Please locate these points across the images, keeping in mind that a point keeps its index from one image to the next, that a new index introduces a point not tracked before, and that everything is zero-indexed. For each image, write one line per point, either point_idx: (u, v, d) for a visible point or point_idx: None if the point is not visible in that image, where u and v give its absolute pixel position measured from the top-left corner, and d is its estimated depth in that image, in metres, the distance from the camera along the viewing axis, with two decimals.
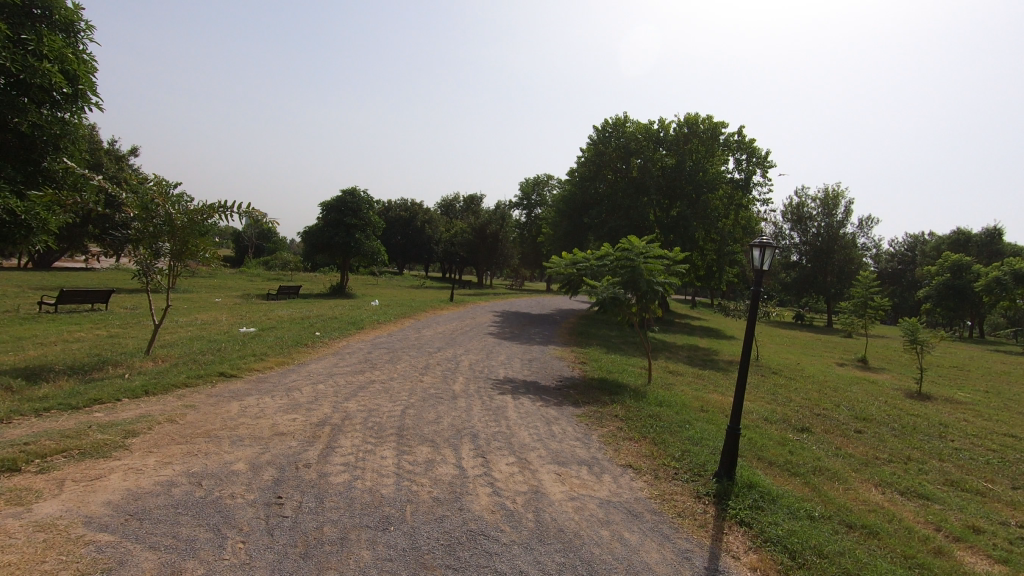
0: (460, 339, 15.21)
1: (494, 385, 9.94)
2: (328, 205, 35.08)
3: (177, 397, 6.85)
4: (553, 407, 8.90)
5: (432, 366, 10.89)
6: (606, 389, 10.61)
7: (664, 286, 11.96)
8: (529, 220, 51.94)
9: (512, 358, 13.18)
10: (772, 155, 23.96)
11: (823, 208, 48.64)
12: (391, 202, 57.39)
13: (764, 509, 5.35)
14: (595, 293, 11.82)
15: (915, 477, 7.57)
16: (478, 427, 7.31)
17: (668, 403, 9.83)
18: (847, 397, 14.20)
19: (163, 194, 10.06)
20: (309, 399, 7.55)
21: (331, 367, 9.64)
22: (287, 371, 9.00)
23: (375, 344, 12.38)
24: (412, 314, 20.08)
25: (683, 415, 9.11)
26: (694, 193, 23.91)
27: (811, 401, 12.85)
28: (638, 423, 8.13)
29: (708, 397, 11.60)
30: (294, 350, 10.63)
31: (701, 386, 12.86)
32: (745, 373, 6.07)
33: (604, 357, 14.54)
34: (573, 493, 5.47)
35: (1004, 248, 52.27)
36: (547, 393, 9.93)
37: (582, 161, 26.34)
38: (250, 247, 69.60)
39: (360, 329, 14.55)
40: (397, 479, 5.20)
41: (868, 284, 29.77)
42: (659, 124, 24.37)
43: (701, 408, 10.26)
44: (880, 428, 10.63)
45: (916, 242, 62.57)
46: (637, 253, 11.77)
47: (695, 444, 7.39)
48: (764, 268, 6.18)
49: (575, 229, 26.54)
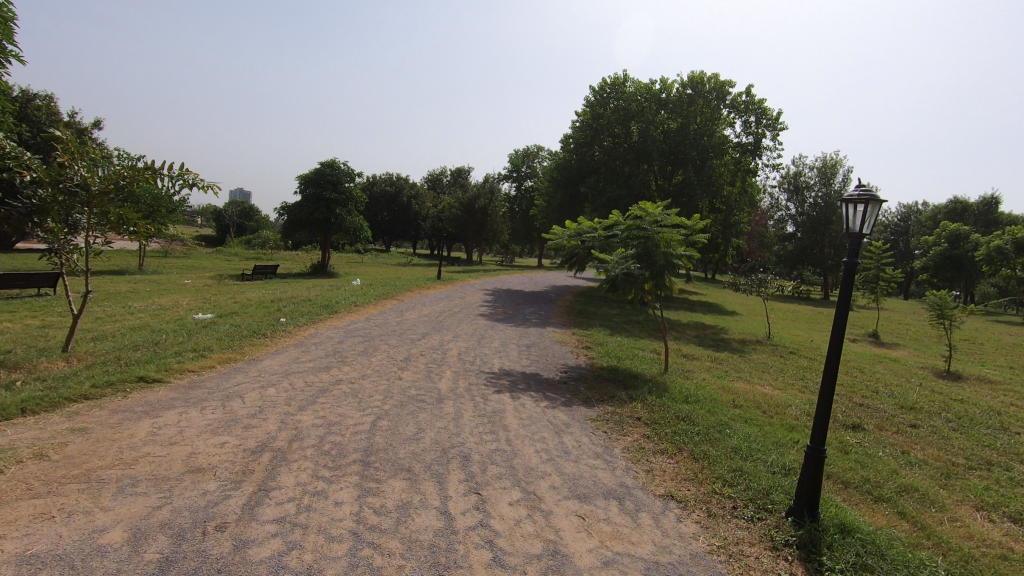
0: (449, 322, 13.53)
1: (489, 381, 8.29)
2: (305, 178, 32.78)
3: (62, 419, 5.07)
4: (562, 409, 7.28)
5: (414, 358, 9.23)
6: (620, 381, 9.00)
7: (683, 260, 10.37)
8: (519, 194, 49.87)
9: (508, 345, 11.54)
10: (784, 117, 22.17)
11: (822, 176, 47.02)
12: (377, 176, 55.22)
13: (875, 570, 3.83)
14: (606, 270, 10.06)
15: (1015, 493, 6.08)
16: (471, 445, 5.65)
17: (695, 399, 8.27)
18: (878, 381, 12.79)
19: (74, 152, 8.14)
20: (251, 411, 5.83)
21: (289, 364, 7.93)
22: (232, 371, 7.25)
23: (349, 332, 10.65)
24: (395, 294, 18.33)
25: (717, 414, 7.56)
26: (699, 158, 22.07)
27: (846, 387, 11.37)
28: (669, 431, 6.55)
29: (735, 387, 10.07)
30: (249, 342, 8.88)
31: (723, 372, 11.33)
32: (834, 381, 4.42)
33: (610, 341, 12.95)
34: (606, 552, 3.88)
35: (1001, 218, 51.22)
36: (552, 389, 8.29)
37: (578, 125, 24.40)
38: (231, 227, 66.89)
39: (333, 314, 12.78)
40: (353, 547, 3.54)
41: (879, 256, 28.23)
42: (661, 83, 22.42)
43: (734, 402, 8.72)
44: (936, 422, 9.17)
45: (910, 212, 61.58)
46: (651, 220, 10.14)
47: (747, 459, 5.84)
48: (863, 230, 4.37)
49: (570, 200, 24.69)
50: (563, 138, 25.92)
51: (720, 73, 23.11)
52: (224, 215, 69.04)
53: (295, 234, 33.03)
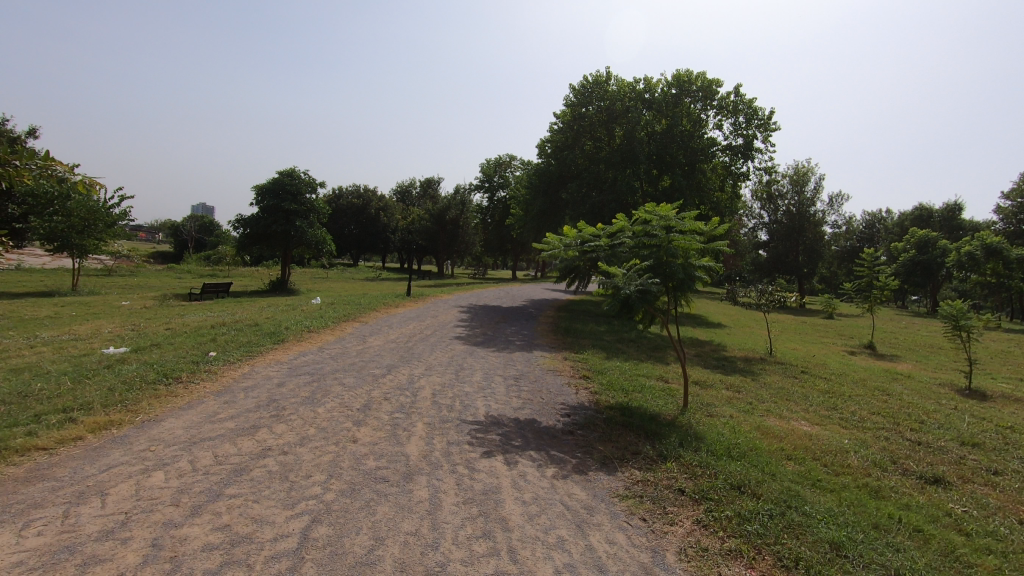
0: (419, 349, 11.46)
1: (475, 438, 6.26)
2: (261, 189, 30.18)
3: None
4: (578, 482, 5.33)
5: (376, 405, 7.14)
6: (640, 428, 7.10)
7: (703, 273, 8.57)
8: (491, 205, 48.23)
9: (492, 378, 9.55)
10: (775, 117, 20.97)
11: (794, 184, 46.37)
12: (343, 189, 52.79)
13: None
14: (615, 287, 8.18)
15: None
16: (457, 569, 3.61)
17: (740, 453, 6.43)
18: (913, 406, 11.21)
19: None
20: (104, 528, 3.66)
21: (201, 425, 5.77)
22: (107, 444, 5.04)
23: (294, 371, 8.46)
24: (359, 314, 16.17)
25: (780, 479, 5.71)
26: (687, 162, 20.59)
27: (887, 419, 9.72)
28: (733, 519, 4.68)
29: (770, 426, 8.29)
30: (152, 392, 6.64)
31: (748, 405, 9.55)
32: None
33: (609, 368, 11.08)
34: None
35: (964, 224, 51.80)
36: (558, 446, 6.34)
37: (557, 128, 22.73)
38: (189, 243, 63.23)
39: (280, 344, 10.58)
40: None
41: (868, 263, 27.17)
42: (645, 81, 20.91)
43: (782, 450, 6.93)
44: (1017, 465, 7.53)
45: (875, 220, 62.16)
46: (663, 225, 8.37)
47: (860, 569, 3.99)
48: None
49: (551, 208, 22.97)
50: (540, 142, 24.25)
51: (707, 72, 21.77)
52: (181, 229, 65.61)
53: (251, 248, 30.42)
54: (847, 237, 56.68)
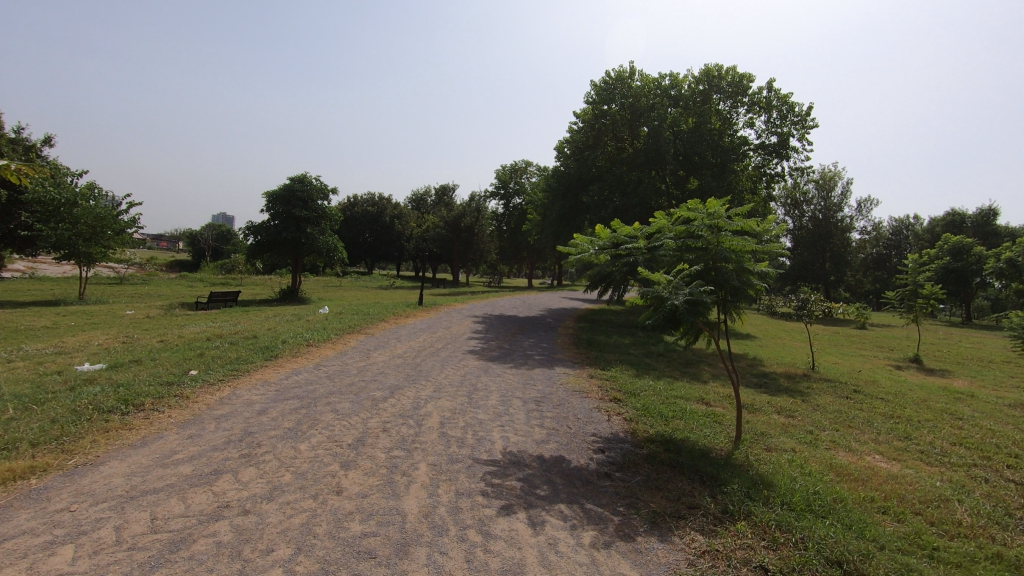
0: (428, 366, 10.28)
1: (491, 487, 5.02)
2: (272, 195, 29.37)
3: None
4: (625, 555, 4.05)
5: (372, 439, 5.94)
6: (693, 471, 5.80)
7: (760, 281, 7.23)
8: (506, 212, 47.17)
9: (510, 401, 8.30)
10: (812, 113, 19.58)
11: (821, 189, 44.57)
12: (357, 196, 52.22)
13: None
14: (658, 298, 6.89)
15: None
16: None
17: (826, 508, 5.09)
18: (995, 434, 9.70)
19: None
20: None
21: (147, 472, 4.60)
22: (14, 504, 3.89)
23: (280, 395, 7.28)
24: (365, 324, 15.07)
25: (892, 552, 4.33)
26: (718, 161, 19.24)
27: (975, 452, 8.26)
28: None
29: (845, 464, 6.90)
30: (101, 425, 5.51)
31: (810, 435, 8.16)
32: None
33: (643, 389, 9.76)
34: None
35: (999, 229, 49.41)
36: (595, 497, 5.08)
37: (578, 128, 21.55)
38: (207, 251, 63.42)
39: (272, 360, 9.49)
40: None
41: (912, 270, 25.28)
42: (671, 77, 19.67)
43: (873, 501, 5.56)
44: None
45: (902, 225, 58.61)
46: (711, 224, 7.10)
47: None
48: None
49: (571, 212, 21.82)
50: (559, 143, 23.13)
51: (736, 67, 20.50)
52: (198, 238, 65.93)
53: (261, 256, 29.62)
54: (874, 243, 54.43)
